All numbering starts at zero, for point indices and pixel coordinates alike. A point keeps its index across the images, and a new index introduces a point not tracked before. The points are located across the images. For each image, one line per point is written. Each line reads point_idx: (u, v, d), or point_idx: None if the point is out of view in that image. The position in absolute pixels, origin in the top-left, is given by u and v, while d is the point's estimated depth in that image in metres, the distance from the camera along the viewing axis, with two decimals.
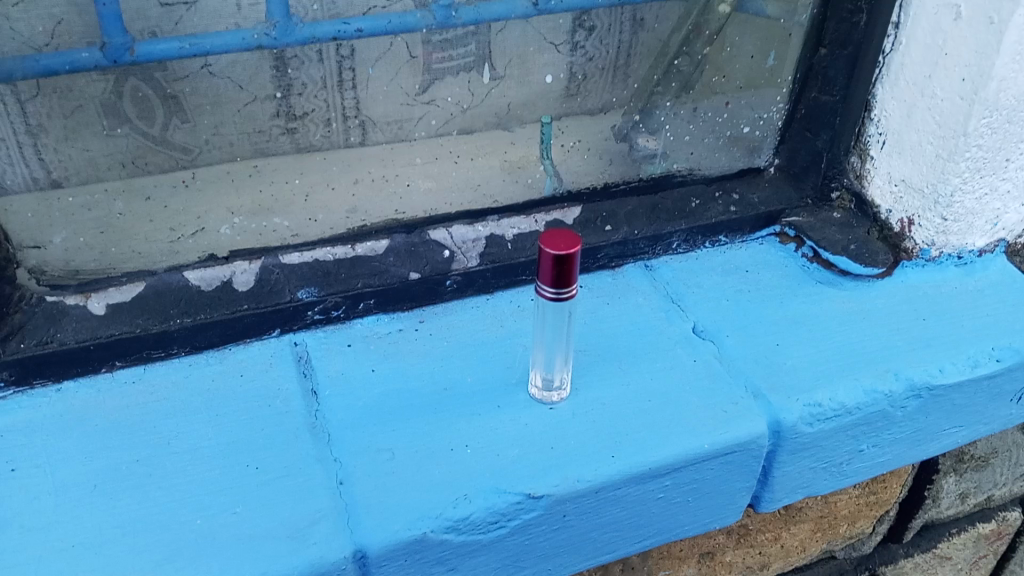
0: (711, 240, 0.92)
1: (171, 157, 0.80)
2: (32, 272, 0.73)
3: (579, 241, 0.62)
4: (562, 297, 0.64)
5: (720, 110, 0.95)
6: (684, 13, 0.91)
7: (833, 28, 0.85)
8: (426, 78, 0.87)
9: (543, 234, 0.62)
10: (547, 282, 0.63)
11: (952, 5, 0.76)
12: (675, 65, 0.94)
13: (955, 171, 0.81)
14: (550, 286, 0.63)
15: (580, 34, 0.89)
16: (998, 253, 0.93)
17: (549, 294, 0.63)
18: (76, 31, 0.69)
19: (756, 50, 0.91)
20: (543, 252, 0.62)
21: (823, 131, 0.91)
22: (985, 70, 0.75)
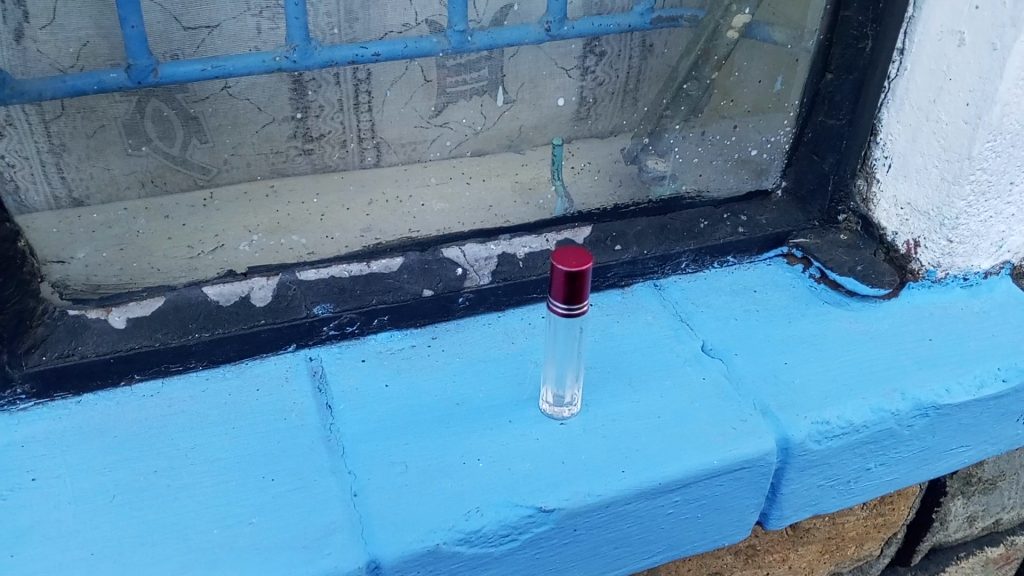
0: (719, 261, 0.94)
1: (189, 178, 0.83)
2: (55, 286, 0.75)
3: (590, 258, 0.63)
4: (574, 312, 0.65)
5: (729, 133, 0.96)
6: (693, 38, 0.94)
7: (838, 54, 0.86)
8: (440, 101, 0.89)
9: (555, 251, 0.63)
10: (559, 298, 0.64)
11: (956, 32, 0.78)
12: (684, 90, 0.96)
13: (960, 195, 0.82)
14: (561, 302, 0.64)
15: (590, 59, 0.92)
16: (1004, 275, 0.94)
17: (561, 310, 0.65)
18: (102, 54, 0.72)
19: (763, 75, 0.93)
20: (555, 268, 0.63)
21: (829, 155, 0.92)
22: (988, 95, 0.76)
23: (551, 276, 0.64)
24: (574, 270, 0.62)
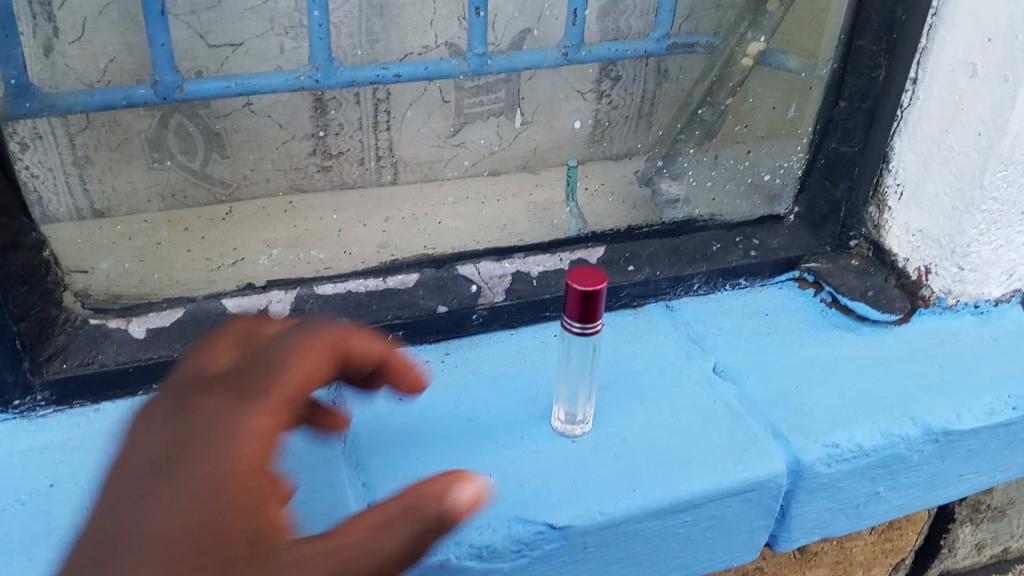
0: (731, 283, 0.94)
1: (208, 193, 0.92)
2: (77, 294, 0.75)
3: (604, 278, 0.64)
4: (587, 331, 0.66)
5: (743, 157, 1.01)
6: (708, 65, 1.05)
7: (852, 83, 0.87)
8: (457, 121, 1.05)
9: (569, 271, 0.65)
10: (574, 317, 0.65)
11: (968, 63, 0.79)
12: (698, 115, 1.07)
13: (972, 223, 0.83)
14: (576, 321, 0.65)
15: (605, 84, 1.05)
16: (1014, 303, 0.94)
17: (575, 329, 0.65)
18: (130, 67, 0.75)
19: (778, 101, 0.97)
20: (570, 287, 0.64)
21: (842, 181, 0.92)
22: (1000, 126, 0.77)
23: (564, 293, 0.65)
24: (592, 287, 0.63)
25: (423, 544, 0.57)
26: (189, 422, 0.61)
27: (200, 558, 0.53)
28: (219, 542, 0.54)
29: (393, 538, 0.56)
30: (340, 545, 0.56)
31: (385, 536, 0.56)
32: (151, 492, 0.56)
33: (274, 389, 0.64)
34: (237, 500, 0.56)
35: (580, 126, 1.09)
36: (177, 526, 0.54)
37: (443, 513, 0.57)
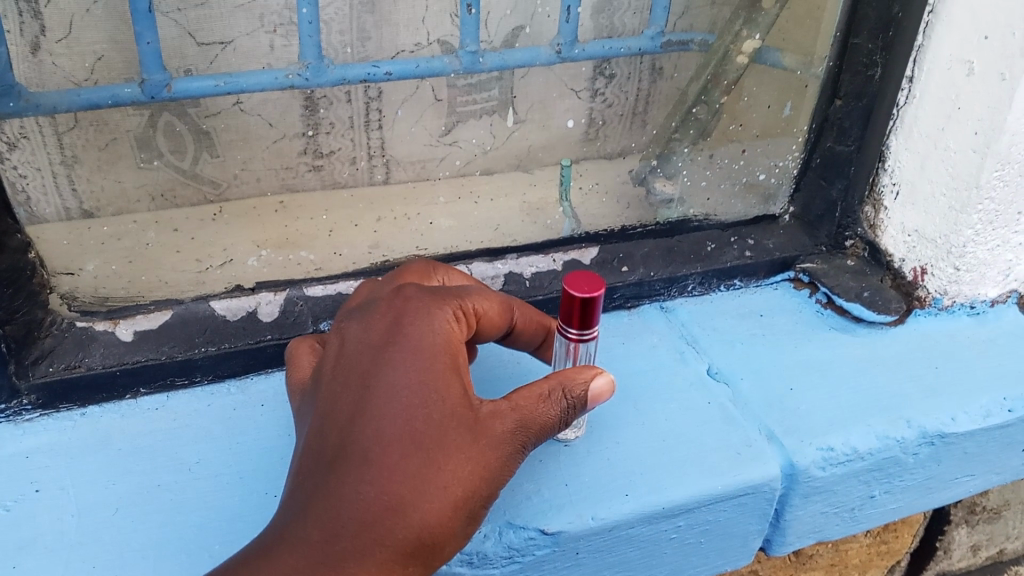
0: (726, 283, 0.93)
1: (201, 191, 0.90)
2: (64, 297, 0.74)
3: (602, 284, 0.63)
4: (584, 337, 0.65)
5: (738, 157, 0.99)
6: (702, 63, 1.00)
7: (848, 81, 0.86)
8: (450, 120, 0.99)
9: (566, 276, 0.64)
10: (570, 324, 0.64)
11: (965, 61, 0.78)
12: (694, 113, 1.02)
13: (968, 224, 0.82)
14: (574, 327, 0.64)
15: (600, 81, 0.98)
16: (1010, 304, 0.93)
17: (573, 335, 0.65)
18: (117, 68, 0.76)
19: (773, 100, 0.95)
20: (568, 294, 0.63)
21: (838, 181, 0.91)
22: (997, 125, 0.77)
23: (558, 303, 0.64)
24: (587, 296, 0.62)
25: (571, 415, 0.59)
26: (396, 306, 0.60)
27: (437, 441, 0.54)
28: (463, 400, 0.55)
29: (555, 406, 0.58)
30: (522, 403, 0.58)
31: (547, 398, 0.58)
32: (397, 352, 0.56)
33: (469, 290, 0.64)
34: (461, 367, 0.57)
35: (574, 125, 1.02)
36: (423, 391, 0.55)
37: (585, 394, 0.59)
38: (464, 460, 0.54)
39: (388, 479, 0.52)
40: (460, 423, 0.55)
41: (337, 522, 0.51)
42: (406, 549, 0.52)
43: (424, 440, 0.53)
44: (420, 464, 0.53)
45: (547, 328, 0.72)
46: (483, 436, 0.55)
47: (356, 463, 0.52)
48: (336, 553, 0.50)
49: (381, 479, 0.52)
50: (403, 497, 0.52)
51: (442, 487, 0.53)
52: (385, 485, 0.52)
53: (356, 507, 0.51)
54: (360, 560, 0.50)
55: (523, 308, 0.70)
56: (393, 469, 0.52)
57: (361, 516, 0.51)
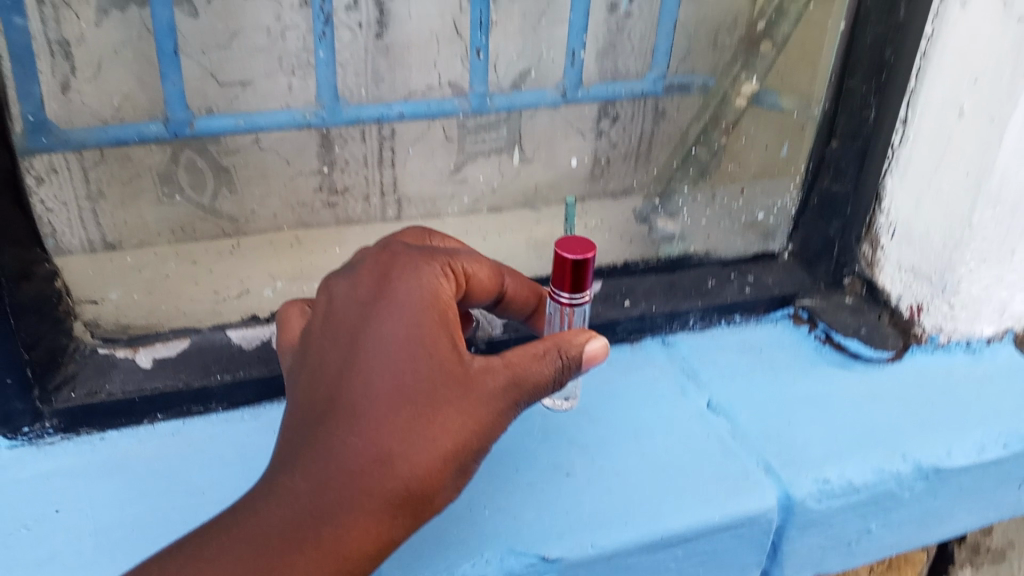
0: (726, 318, 0.95)
1: (217, 226, 0.97)
2: (87, 325, 0.77)
3: (593, 247, 0.66)
4: (576, 301, 0.68)
5: (736, 196, 1.03)
6: (702, 104, 1.06)
7: (844, 122, 0.88)
8: (460, 157, 1.09)
9: (558, 240, 0.67)
10: (563, 288, 0.67)
11: (955, 104, 0.81)
12: (693, 153, 1.08)
13: (962, 261, 0.85)
14: (566, 291, 0.67)
15: (604, 122, 1.09)
16: (1005, 342, 0.95)
17: (565, 299, 0.67)
18: (140, 106, 0.86)
19: (771, 139, 0.98)
20: (559, 256, 0.66)
21: (835, 219, 0.93)
22: (988, 164, 0.80)
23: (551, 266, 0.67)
24: (578, 259, 0.65)
25: (567, 376, 0.60)
26: (385, 262, 0.62)
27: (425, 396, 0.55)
28: (452, 354, 0.57)
29: (552, 363, 0.59)
30: (516, 359, 0.58)
31: (543, 357, 0.59)
32: (385, 306, 0.58)
33: (460, 255, 0.66)
34: (450, 322, 0.59)
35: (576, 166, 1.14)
36: (411, 345, 0.56)
37: (580, 354, 0.60)
38: (453, 412, 0.55)
39: (377, 430, 0.54)
40: (449, 377, 0.56)
41: (328, 470, 0.53)
42: (397, 495, 0.54)
43: (412, 394, 0.55)
44: (409, 418, 0.55)
45: (539, 296, 0.75)
46: (474, 388, 0.57)
47: (345, 416, 0.54)
48: (328, 499, 0.53)
49: (368, 432, 0.54)
50: (391, 449, 0.54)
51: (429, 439, 0.54)
52: (373, 436, 0.54)
53: (344, 458, 0.53)
54: (352, 504, 0.53)
55: (514, 277, 0.73)
56: (380, 422, 0.54)
57: (349, 465, 0.53)
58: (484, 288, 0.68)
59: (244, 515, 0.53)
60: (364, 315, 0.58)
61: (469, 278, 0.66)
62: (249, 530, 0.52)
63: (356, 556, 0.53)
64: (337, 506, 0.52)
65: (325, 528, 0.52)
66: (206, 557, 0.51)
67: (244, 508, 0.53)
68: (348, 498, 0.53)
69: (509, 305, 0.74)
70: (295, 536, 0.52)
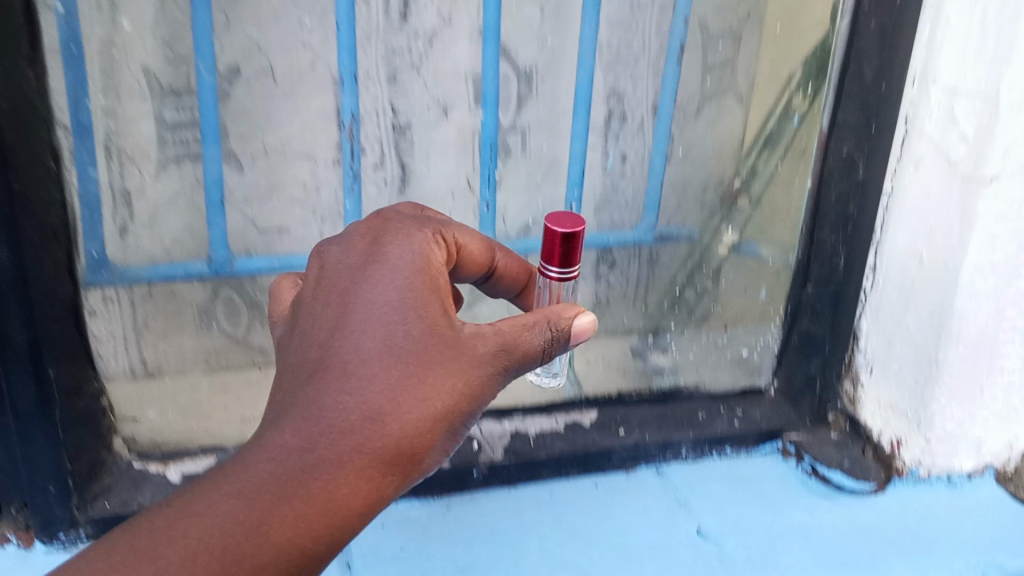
0: (718, 450, 1.00)
1: (247, 357, 1.05)
2: (125, 441, 0.87)
3: (582, 222, 0.72)
4: (566, 275, 0.73)
5: (721, 335, 1.10)
6: (689, 253, 1.15)
7: (817, 269, 0.97)
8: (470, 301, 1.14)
9: (549, 217, 0.72)
10: (555, 262, 0.72)
11: (915, 253, 0.90)
12: (681, 296, 1.15)
13: (934, 397, 0.91)
14: (556, 264, 0.72)
15: (603, 268, 1.15)
16: (987, 477, 0.99)
17: (556, 272, 0.72)
18: (187, 248, 0.99)
19: (748, 284, 1.08)
20: (550, 231, 0.71)
21: (814, 358, 1.00)
22: (948, 308, 0.87)
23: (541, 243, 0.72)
24: (568, 232, 0.70)
25: (554, 346, 0.65)
26: (376, 232, 0.65)
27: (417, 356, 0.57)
28: (445, 317, 0.59)
29: (539, 334, 0.64)
30: (506, 328, 0.62)
31: (531, 328, 0.64)
32: (377, 271, 0.60)
33: (452, 226, 0.70)
34: (439, 287, 0.61)
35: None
36: (408, 307, 0.58)
37: (568, 328, 0.66)
38: (448, 372, 0.58)
39: (371, 385, 0.55)
40: (442, 339, 0.58)
41: (324, 421, 0.53)
42: (391, 450, 0.54)
43: (408, 354, 0.56)
44: (402, 376, 0.56)
45: (529, 271, 0.82)
46: (466, 351, 0.59)
47: (341, 370, 0.55)
48: (318, 453, 0.52)
49: (362, 386, 0.54)
50: (387, 403, 0.55)
51: (421, 397, 0.56)
52: (366, 390, 0.55)
53: (337, 414, 0.53)
54: (348, 456, 0.53)
55: (504, 252, 0.78)
56: (373, 378, 0.55)
57: (342, 420, 0.53)
58: (473, 260, 0.73)
59: (232, 466, 0.51)
60: (359, 278, 0.60)
61: (459, 249, 0.71)
62: (238, 480, 0.50)
63: (349, 509, 0.52)
64: (331, 459, 0.52)
65: (319, 478, 0.51)
66: (192, 508, 0.49)
67: (234, 459, 0.52)
68: (341, 453, 0.52)
69: (500, 279, 0.80)
70: (287, 487, 0.51)
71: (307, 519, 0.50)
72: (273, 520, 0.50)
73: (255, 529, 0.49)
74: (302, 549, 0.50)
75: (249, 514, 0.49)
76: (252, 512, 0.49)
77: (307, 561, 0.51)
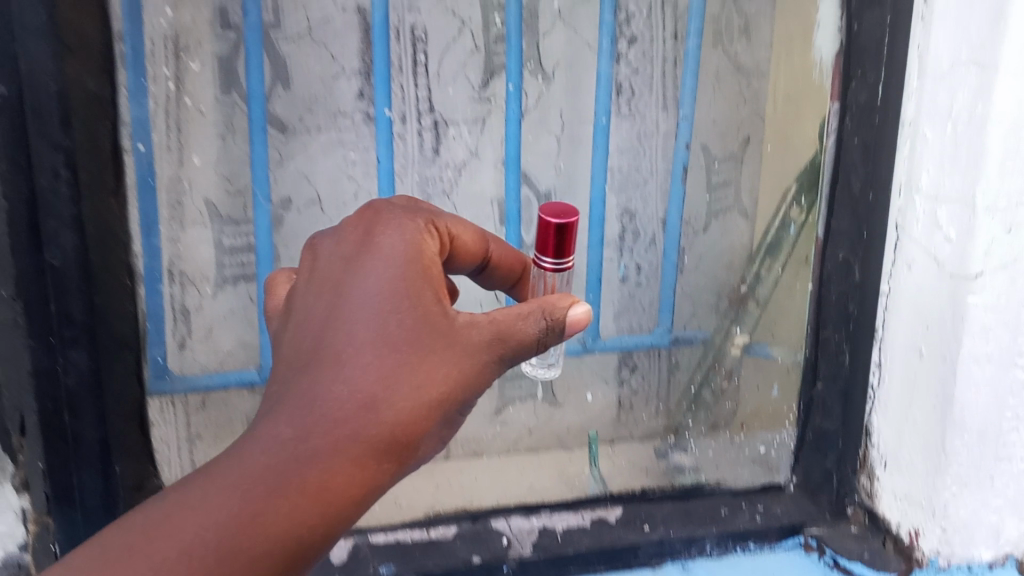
0: (741, 545, 1.03)
1: None
2: None
3: (576, 212, 0.71)
4: (562, 266, 0.72)
5: (737, 431, 1.18)
6: (703, 354, 1.25)
7: (824, 366, 1.03)
8: (499, 402, 1.23)
9: (543, 208, 0.71)
10: (549, 253, 0.71)
11: (915, 348, 0.95)
12: (699, 395, 1.26)
13: (944, 485, 0.94)
14: (550, 256, 0.72)
15: (625, 371, 1.27)
16: (1009, 566, 1.00)
17: (550, 264, 0.72)
18: (239, 360, 1.08)
19: (761, 380, 1.15)
20: (544, 223, 0.71)
21: (830, 452, 1.05)
22: (949, 397, 0.92)
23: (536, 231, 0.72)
24: (562, 222, 0.69)
25: (550, 336, 0.67)
26: (369, 221, 0.68)
27: (407, 346, 0.61)
28: (436, 307, 0.63)
29: (534, 322, 0.67)
30: (499, 317, 0.66)
31: (525, 316, 0.67)
32: (370, 263, 0.64)
33: (444, 216, 0.74)
34: (431, 276, 0.65)
35: (592, 397, 1.28)
36: (397, 298, 0.62)
37: (564, 317, 0.68)
38: (435, 363, 0.62)
39: (362, 374, 0.58)
40: (433, 329, 0.62)
41: (316, 410, 0.57)
42: (380, 437, 0.58)
43: (398, 344, 0.60)
44: (393, 364, 0.60)
45: (524, 264, 0.85)
46: (455, 341, 0.63)
47: (333, 361, 0.59)
48: (311, 442, 0.55)
49: (354, 375, 0.58)
50: (376, 392, 0.58)
51: (412, 386, 0.60)
52: (359, 378, 0.58)
53: (332, 402, 0.57)
54: (339, 444, 0.56)
55: (499, 241, 0.82)
56: (365, 368, 0.59)
57: (336, 409, 0.57)
58: (467, 250, 0.77)
59: (229, 455, 0.55)
60: (350, 272, 0.64)
61: (453, 239, 0.75)
62: (232, 470, 0.54)
63: (339, 497, 0.55)
64: (323, 447, 0.55)
65: (312, 465, 0.55)
66: (190, 499, 0.52)
67: (230, 450, 0.55)
68: (335, 441, 0.56)
69: (494, 270, 0.83)
70: (280, 477, 0.54)
71: (300, 507, 0.54)
72: (268, 507, 0.52)
73: (249, 518, 0.52)
74: (295, 535, 0.53)
75: (243, 503, 0.52)
76: (247, 501, 0.52)
77: (299, 549, 0.53)
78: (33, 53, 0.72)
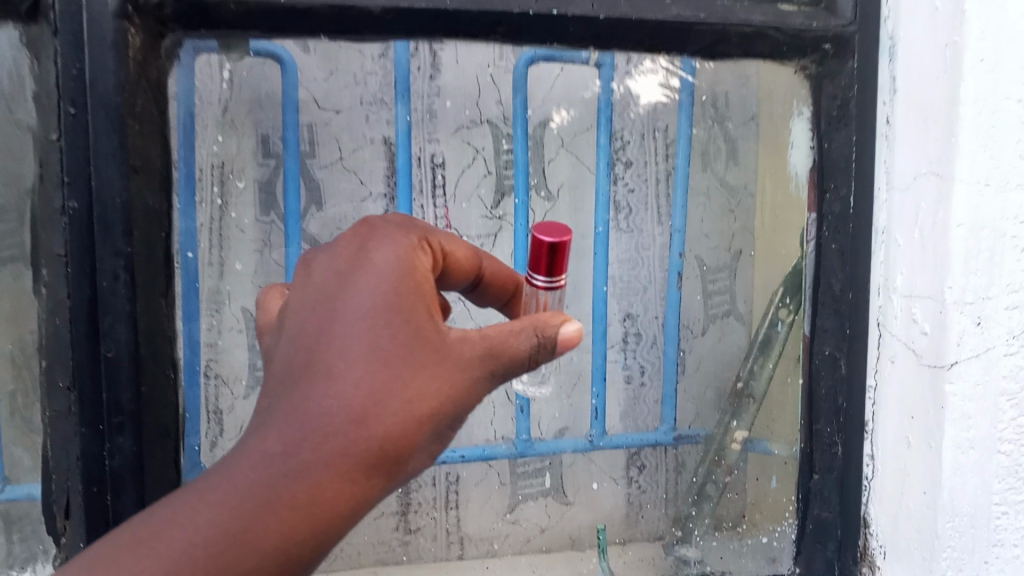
0: None
1: None
2: None
3: (570, 231, 0.77)
4: (553, 283, 0.79)
5: (738, 520, 1.26)
6: (704, 450, 1.37)
7: (819, 458, 1.08)
8: (512, 500, 1.44)
9: (537, 227, 0.77)
10: (542, 272, 0.78)
11: (902, 437, 1.02)
12: (705, 491, 1.35)
13: (940, 569, 0.98)
14: (543, 273, 0.78)
15: (633, 470, 1.46)
16: None
17: (543, 282, 0.79)
18: None
19: (760, 473, 1.21)
20: (540, 244, 0.77)
21: (830, 541, 1.08)
22: (937, 483, 0.97)
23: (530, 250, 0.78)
24: (556, 241, 0.75)
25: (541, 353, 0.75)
26: (363, 236, 0.73)
27: (395, 365, 0.66)
28: (426, 327, 0.69)
29: (526, 338, 0.74)
30: (492, 334, 0.73)
31: (518, 333, 0.74)
32: (361, 281, 0.69)
33: (437, 233, 0.79)
34: (422, 292, 0.70)
35: (598, 488, 1.47)
36: (387, 318, 0.68)
37: (554, 335, 0.75)
38: (419, 381, 0.67)
39: (351, 393, 0.65)
40: (422, 349, 0.68)
41: (307, 428, 0.63)
42: (364, 453, 0.64)
43: (388, 362, 0.66)
44: (382, 382, 0.66)
45: (517, 281, 0.91)
46: (446, 358, 0.70)
47: (322, 379, 0.65)
48: (302, 457, 0.62)
49: (343, 395, 0.64)
50: (363, 408, 0.64)
51: (401, 403, 0.66)
52: (347, 397, 0.64)
53: (322, 419, 0.63)
54: (326, 461, 0.62)
55: (492, 259, 0.89)
56: (352, 389, 0.65)
57: (325, 426, 0.63)
58: (460, 265, 0.83)
59: (226, 471, 0.62)
60: (342, 289, 0.69)
61: (448, 253, 0.81)
62: (230, 485, 0.61)
63: (330, 509, 0.62)
64: (311, 465, 0.62)
65: (299, 482, 0.61)
66: (184, 517, 0.60)
67: (226, 467, 0.62)
68: (325, 457, 0.62)
69: (487, 286, 0.90)
70: (271, 494, 0.61)
71: (287, 522, 0.61)
72: (256, 524, 0.60)
73: (238, 535, 0.59)
74: (282, 549, 0.60)
75: (232, 522, 0.60)
76: (237, 519, 0.60)
77: (291, 559, 0.61)
78: (105, 176, 0.83)
